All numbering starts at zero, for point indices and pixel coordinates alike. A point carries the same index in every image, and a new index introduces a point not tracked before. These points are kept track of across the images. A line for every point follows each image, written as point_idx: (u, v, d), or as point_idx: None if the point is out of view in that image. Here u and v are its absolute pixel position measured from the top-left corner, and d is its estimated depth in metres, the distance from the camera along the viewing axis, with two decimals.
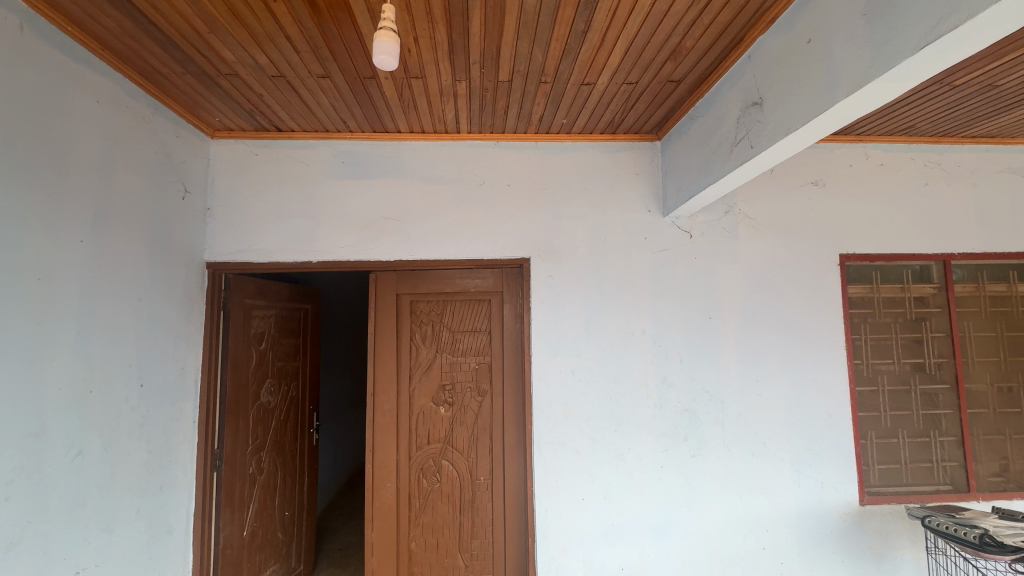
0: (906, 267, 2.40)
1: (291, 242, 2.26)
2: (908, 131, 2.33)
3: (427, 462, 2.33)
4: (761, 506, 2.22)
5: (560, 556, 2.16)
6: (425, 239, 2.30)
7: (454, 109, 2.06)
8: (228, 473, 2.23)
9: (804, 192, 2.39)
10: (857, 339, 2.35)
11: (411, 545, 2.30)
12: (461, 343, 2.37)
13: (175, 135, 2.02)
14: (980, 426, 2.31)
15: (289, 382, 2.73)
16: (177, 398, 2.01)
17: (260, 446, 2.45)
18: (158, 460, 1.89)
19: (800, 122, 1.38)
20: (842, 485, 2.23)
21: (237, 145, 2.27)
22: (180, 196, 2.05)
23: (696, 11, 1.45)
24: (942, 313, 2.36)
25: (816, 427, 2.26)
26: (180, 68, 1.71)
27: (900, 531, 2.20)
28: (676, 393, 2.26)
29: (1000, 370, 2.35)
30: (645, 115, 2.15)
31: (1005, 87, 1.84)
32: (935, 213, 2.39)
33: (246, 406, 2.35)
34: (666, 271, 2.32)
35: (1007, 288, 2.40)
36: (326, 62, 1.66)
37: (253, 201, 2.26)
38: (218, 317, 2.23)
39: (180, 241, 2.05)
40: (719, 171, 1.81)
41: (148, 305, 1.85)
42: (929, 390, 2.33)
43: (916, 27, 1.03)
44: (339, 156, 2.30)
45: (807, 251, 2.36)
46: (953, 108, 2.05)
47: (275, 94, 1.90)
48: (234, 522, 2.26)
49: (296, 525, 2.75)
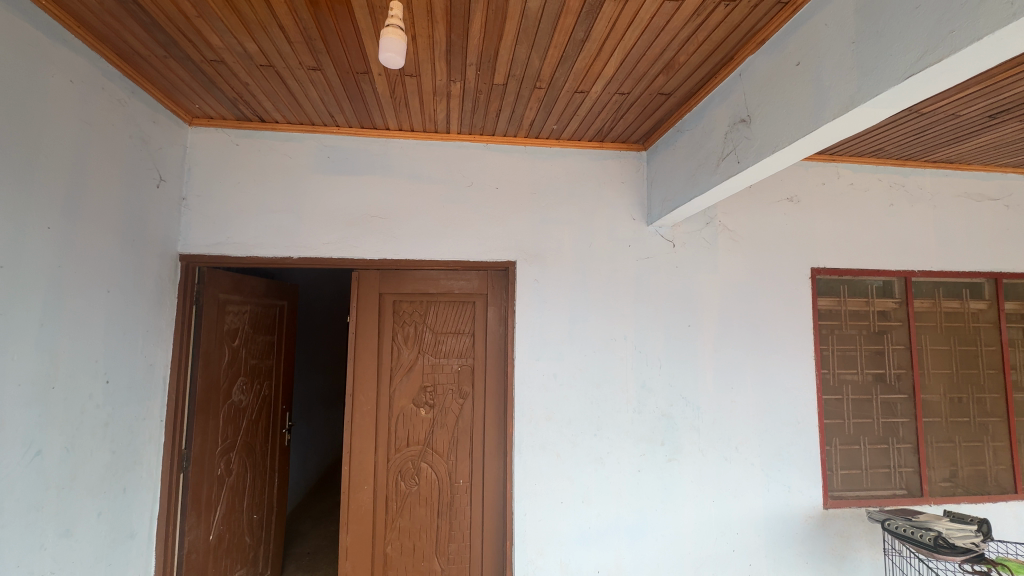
0: (872, 282, 2.52)
1: (271, 237, 2.19)
2: (877, 153, 2.46)
3: (406, 464, 2.30)
4: (732, 508, 2.29)
5: (538, 558, 2.17)
6: (412, 239, 2.27)
7: (445, 109, 2.05)
8: (196, 474, 2.14)
9: (780, 208, 2.48)
10: (825, 350, 2.46)
11: (386, 549, 2.26)
12: (444, 344, 2.35)
13: (152, 121, 1.93)
14: (934, 434, 2.46)
15: (262, 381, 2.64)
16: (144, 396, 1.92)
17: (230, 446, 2.36)
18: (122, 461, 1.79)
19: (786, 141, 1.44)
20: (809, 490, 2.32)
21: (218, 133, 2.19)
22: (155, 184, 1.96)
23: (691, 28, 1.49)
24: (902, 326, 2.50)
25: (785, 433, 2.35)
26: (162, 52, 1.65)
27: (859, 533, 2.31)
28: (655, 398, 2.31)
29: (953, 381, 2.51)
30: (635, 125, 2.19)
31: (966, 117, 1.97)
32: (899, 232, 2.53)
33: (217, 405, 2.26)
34: (649, 279, 2.37)
35: (960, 305, 2.56)
36: (318, 54, 1.62)
37: (233, 193, 2.19)
38: (190, 312, 2.14)
39: (153, 230, 1.96)
40: (705, 184, 1.86)
41: (118, 297, 1.76)
42: (889, 399, 2.45)
43: (902, 57, 1.09)
44: (325, 150, 2.25)
45: (782, 263, 2.45)
46: (917, 135, 2.19)
47: (261, 84, 1.84)
48: (201, 525, 2.16)
49: (264, 528, 2.67)
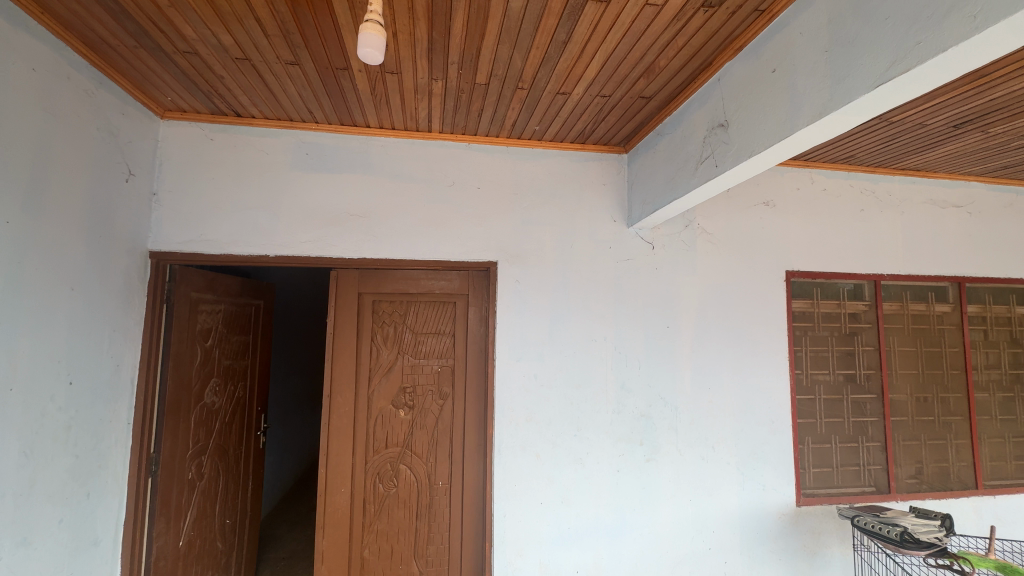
0: (844, 285, 2.59)
1: (247, 234, 2.14)
2: (849, 160, 2.54)
3: (384, 466, 2.27)
4: (708, 507, 2.32)
5: (517, 559, 2.17)
6: (391, 239, 2.24)
7: (427, 107, 2.03)
8: (165, 478, 2.07)
9: (757, 212, 2.53)
10: (799, 350, 2.52)
11: (363, 552, 2.23)
12: (424, 345, 2.33)
13: (121, 113, 1.87)
14: (900, 433, 2.54)
15: (236, 382, 2.58)
16: (110, 398, 1.85)
17: (201, 450, 2.30)
18: (85, 466, 1.72)
19: (762, 146, 1.47)
20: (782, 488, 2.37)
21: (192, 127, 2.13)
22: (125, 179, 1.90)
23: (672, 33, 1.51)
24: (872, 328, 2.58)
25: (760, 432, 2.40)
26: (131, 42, 1.59)
27: (830, 529, 2.37)
28: (634, 398, 2.33)
29: (919, 381, 2.60)
30: (616, 128, 2.21)
31: (933, 126, 2.04)
32: (869, 237, 2.61)
33: (188, 407, 2.19)
34: (629, 280, 2.39)
35: (926, 308, 2.65)
36: (296, 48, 1.59)
37: (206, 189, 2.13)
38: (161, 311, 2.07)
39: (121, 226, 1.89)
40: (683, 188, 1.88)
41: (82, 296, 1.69)
42: (859, 399, 2.53)
43: (872, 67, 1.12)
44: (303, 147, 2.21)
45: (758, 266, 2.50)
46: (887, 143, 2.26)
47: (236, 77, 1.80)
48: (170, 531, 2.09)
49: (237, 533, 2.60)
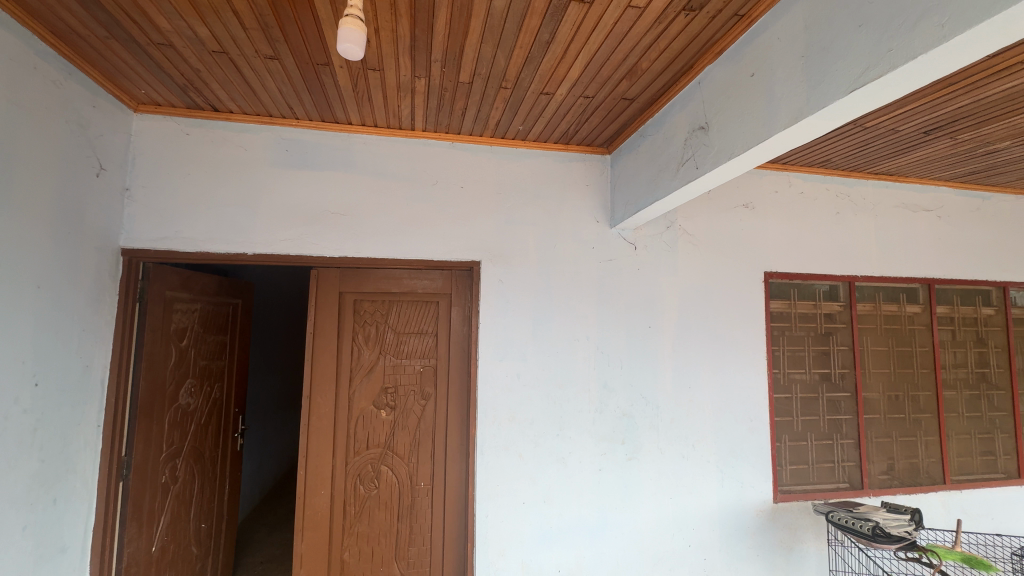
0: (820, 286, 2.65)
1: (224, 232, 2.09)
2: (825, 164, 2.60)
3: (365, 468, 2.24)
4: (689, 504, 2.35)
5: (499, 560, 2.17)
6: (373, 237, 2.22)
7: (409, 105, 2.01)
8: (138, 482, 2.02)
9: (736, 214, 2.58)
10: (776, 350, 2.57)
11: (343, 555, 2.20)
12: (406, 345, 2.31)
13: (91, 106, 1.81)
14: (873, 430, 2.61)
15: (212, 383, 2.52)
16: (79, 399, 1.79)
17: (176, 452, 2.24)
18: (52, 470, 1.66)
19: (741, 148, 1.49)
20: (760, 485, 2.42)
21: (166, 122, 2.08)
22: (95, 173, 1.84)
23: (653, 35, 1.53)
24: (846, 328, 2.65)
25: (739, 431, 2.44)
26: (103, 32, 1.54)
27: (806, 525, 2.42)
28: (616, 398, 2.35)
29: (891, 380, 2.67)
30: (599, 128, 2.23)
31: (905, 131, 2.10)
32: (844, 239, 2.68)
33: (162, 409, 2.13)
34: (612, 280, 2.41)
35: (898, 308, 2.73)
36: (276, 43, 1.56)
37: (182, 184, 2.07)
38: (133, 311, 2.01)
39: (92, 223, 1.83)
40: (665, 189, 1.90)
41: (49, 294, 1.63)
42: (834, 397, 2.59)
43: (845, 73, 1.15)
44: (283, 143, 2.17)
45: (737, 267, 2.54)
46: (861, 147, 2.32)
47: (214, 71, 1.76)
48: (142, 537, 2.03)
49: (213, 538, 2.55)
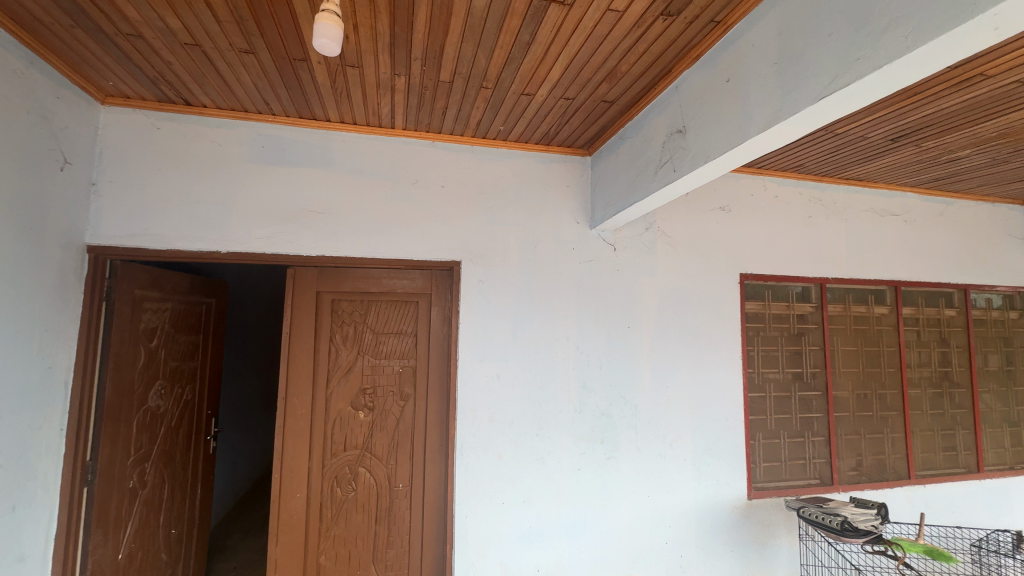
0: (793, 287, 2.72)
1: (196, 229, 2.04)
2: (798, 169, 2.67)
3: (342, 470, 2.21)
4: (666, 502, 2.38)
5: (478, 560, 2.16)
6: (352, 236, 2.19)
7: (389, 103, 1.99)
8: (103, 487, 1.95)
9: (713, 216, 2.63)
10: (751, 350, 2.63)
11: (320, 559, 2.16)
12: (385, 345, 2.29)
13: (55, 97, 1.74)
14: (843, 428, 2.69)
15: (183, 384, 2.45)
16: (41, 402, 1.72)
17: (144, 456, 2.17)
18: (10, 476, 1.59)
19: (716, 152, 1.52)
20: (734, 482, 2.47)
21: (136, 115, 2.01)
22: (59, 167, 1.77)
23: (632, 39, 1.54)
24: (817, 329, 2.72)
25: (715, 429, 2.48)
26: (67, 21, 1.49)
27: (778, 521, 2.48)
28: (595, 397, 2.36)
29: (860, 379, 2.76)
30: (579, 130, 2.24)
31: (873, 138, 2.17)
32: (816, 242, 2.75)
33: (129, 412, 2.07)
34: (592, 281, 2.43)
35: (867, 309, 2.82)
36: (251, 36, 1.53)
37: (152, 180, 2.01)
38: (99, 310, 1.94)
39: (55, 218, 1.76)
40: (643, 191, 1.93)
41: (9, 292, 1.57)
42: (806, 396, 2.66)
43: (815, 81, 1.18)
44: (259, 139, 2.13)
45: (714, 268, 2.59)
46: (832, 153, 2.38)
47: (186, 64, 1.71)
48: (108, 544, 1.96)
49: (183, 544, 2.48)
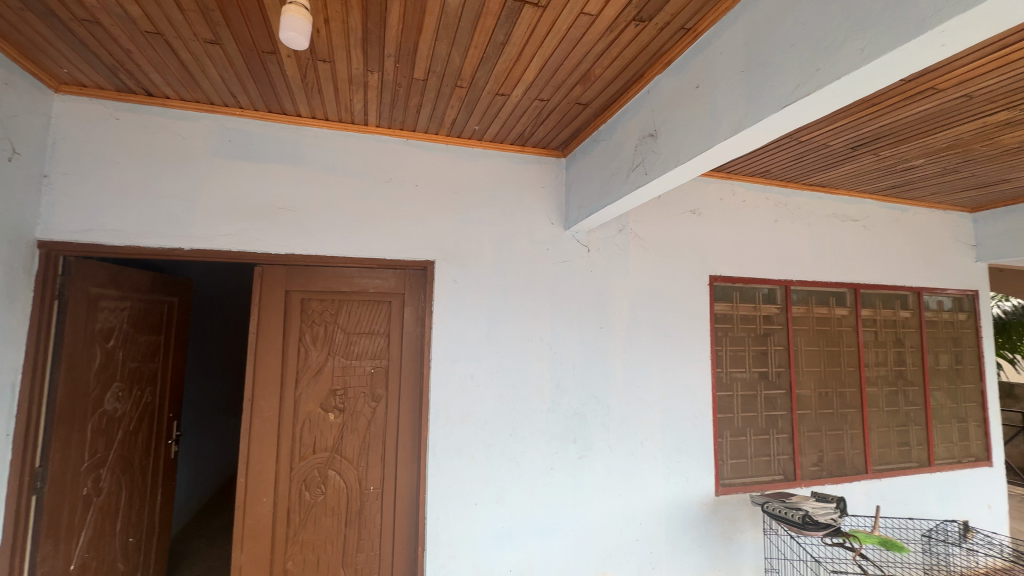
0: (759, 289, 2.81)
1: (158, 225, 1.96)
2: (765, 174, 2.75)
3: (311, 473, 2.16)
4: (637, 500, 2.42)
5: (450, 562, 2.15)
6: (323, 234, 2.15)
7: (362, 99, 1.96)
8: (55, 495, 1.85)
9: (684, 219, 2.68)
10: (719, 350, 2.69)
11: (287, 564, 2.11)
12: (357, 345, 2.25)
13: (3, 83, 1.65)
14: (805, 425, 2.79)
15: (142, 386, 2.35)
16: None
17: (100, 461, 2.08)
18: None
19: (686, 156, 1.55)
20: (703, 479, 2.53)
21: (93, 105, 1.92)
22: (7, 157, 1.68)
23: (605, 43, 1.56)
24: (782, 329, 2.81)
25: (684, 428, 2.54)
26: (16, 3, 1.41)
27: (744, 516, 2.56)
28: (568, 397, 2.38)
29: (821, 378, 2.86)
30: (554, 132, 2.25)
31: (834, 146, 2.25)
32: (781, 246, 2.84)
33: (83, 415, 1.97)
34: (566, 281, 2.44)
35: (828, 311, 2.94)
36: (216, 27, 1.48)
37: (109, 173, 1.92)
38: (51, 309, 1.85)
39: (2, 211, 1.67)
40: (616, 193, 1.96)
41: None
42: (771, 394, 2.75)
43: (779, 89, 1.22)
44: (226, 133, 2.06)
45: (684, 270, 2.65)
46: (796, 159, 2.47)
47: (146, 53, 1.64)
48: (59, 554, 1.87)
49: (142, 552, 2.38)
